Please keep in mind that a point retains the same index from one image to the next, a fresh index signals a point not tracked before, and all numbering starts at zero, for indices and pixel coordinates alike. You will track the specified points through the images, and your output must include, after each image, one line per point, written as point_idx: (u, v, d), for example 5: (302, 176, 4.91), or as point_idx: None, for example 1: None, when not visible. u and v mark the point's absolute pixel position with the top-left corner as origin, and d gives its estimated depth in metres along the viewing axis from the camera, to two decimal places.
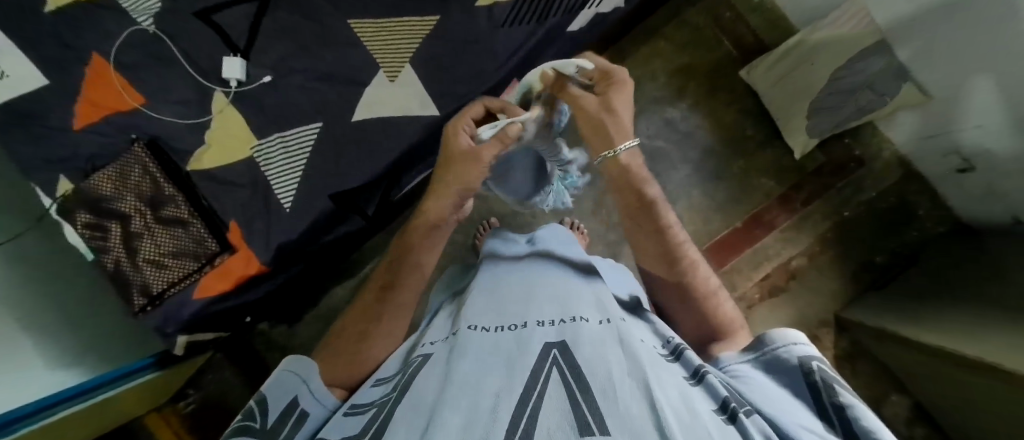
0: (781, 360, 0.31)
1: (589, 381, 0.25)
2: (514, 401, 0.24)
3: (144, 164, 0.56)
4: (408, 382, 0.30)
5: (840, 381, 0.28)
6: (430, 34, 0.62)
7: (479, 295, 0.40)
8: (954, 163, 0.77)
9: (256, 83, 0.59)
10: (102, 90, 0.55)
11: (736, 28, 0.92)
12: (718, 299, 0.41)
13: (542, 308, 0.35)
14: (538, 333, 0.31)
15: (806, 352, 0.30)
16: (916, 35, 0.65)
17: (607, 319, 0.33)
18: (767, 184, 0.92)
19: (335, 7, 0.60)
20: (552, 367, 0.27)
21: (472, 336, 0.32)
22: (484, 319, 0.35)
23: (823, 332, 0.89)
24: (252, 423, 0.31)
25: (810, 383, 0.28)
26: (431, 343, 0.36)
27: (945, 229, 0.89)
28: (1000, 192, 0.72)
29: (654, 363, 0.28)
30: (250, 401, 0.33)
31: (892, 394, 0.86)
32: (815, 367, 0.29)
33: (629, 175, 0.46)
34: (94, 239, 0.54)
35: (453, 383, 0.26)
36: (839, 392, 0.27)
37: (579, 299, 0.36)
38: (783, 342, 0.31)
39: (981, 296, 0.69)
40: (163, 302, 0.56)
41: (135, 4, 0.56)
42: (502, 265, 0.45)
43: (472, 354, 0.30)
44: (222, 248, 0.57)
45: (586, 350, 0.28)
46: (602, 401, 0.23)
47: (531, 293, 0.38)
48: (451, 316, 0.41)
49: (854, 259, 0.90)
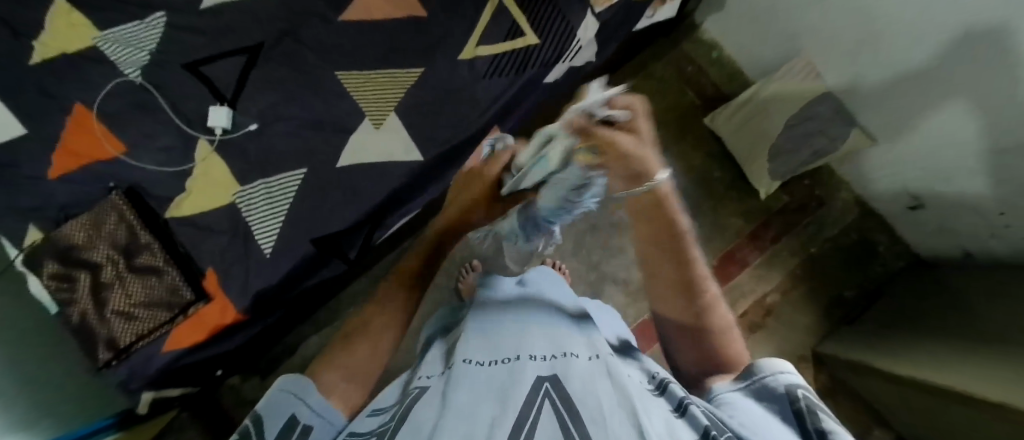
0: (766, 388, 0.30)
1: (580, 411, 0.25)
2: (505, 431, 0.24)
3: (121, 212, 0.55)
4: (407, 410, 0.30)
5: (825, 408, 0.27)
6: (415, 85, 0.64)
7: (476, 327, 0.39)
8: (904, 201, 0.83)
9: (242, 130, 0.60)
10: (83, 139, 0.55)
11: (698, 80, 1.00)
12: (723, 332, 0.37)
13: (533, 343, 0.35)
14: (530, 366, 0.31)
15: (792, 380, 0.29)
16: (862, 89, 0.72)
17: (597, 354, 0.33)
18: (737, 223, 0.96)
19: (323, 60, 0.62)
20: (543, 398, 0.27)
21: (467, 370, 0.32)
22: (478, 353, 0.35)
23: (803, 368, 0.90)
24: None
25: (794, 410, 0.27)
26: (427, 376, 0.36)
27: (904, 262, 0.94)
28: (950, 227, 0.77)
29: (642, 396, 0.28)
30: (245, 420, 0.32)
31: (875, 428, 0.88)
32: (800, 395, 0.28)
33: (658, 208, 0.39)
34: (61, 290, 0.53)
35: (448, 413, 0.26)
36: (822, 418, 0.26)
37: (567, 334, 0.36)
38: (768, 370, 0.30)
39: (945, 325, 0.73)
40: (130, 355, 0.53)
41: (123, 56, 0.58)
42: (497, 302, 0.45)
43: (467, 385, 0.30)
44: (196, 298, 0.55)
45: (577, 382, 0.28)
46: (592, 431, 0.24)
47: (524, 329, 0.38)
48: (446, 350, 0.40)
49: (825, 294, 0.94)
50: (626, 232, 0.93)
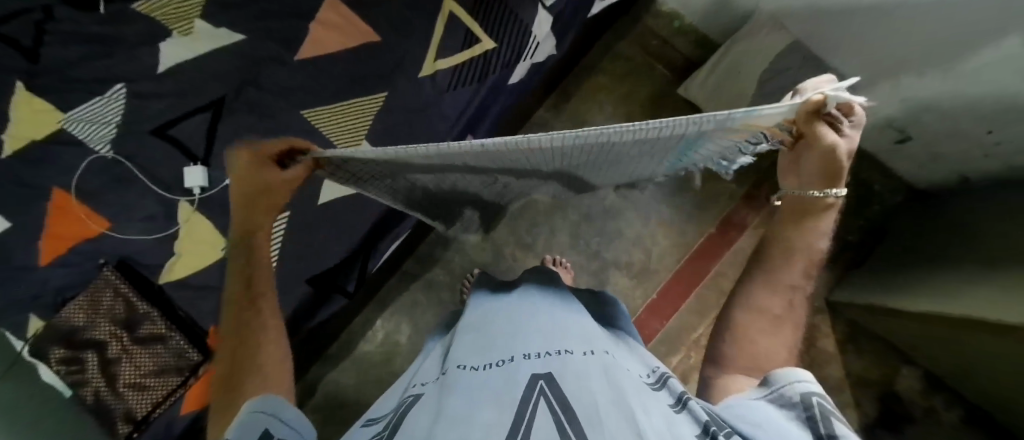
0: (782, 397, 0.29)
1: (576, 411, 0.25)
2: (503, 433, 0.24)
3: (115, 287, 0.56)
4: (399, 422, 0.29)
5: (837, 417, 0.27)
6: (381, 109, 0.64)
7: (467, 334, 0.40)
8: (891, 136, 0.82)
9: (220, 185, 0.60)
10: (65, 221, 0.55)
11: (665, 53, 0.99)
12: (784, 334, 0.36)
13: (528, 342, 0.35)
14: (524, 366, 0.31)
15: (808, 389, 0.29)
16: (825, 35, 0.72)
17: (591, 351, 0.34)
18: (729, 187, 0.95)
19: (285, 101, 0.62)
20: (539, 396, 0.27)
21: (461, 374, 0.32)
22: (471, 357, 0.35)
23: (820, 319, 0.90)
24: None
25: (808, 416, 0.27)
26: (422, 384, 0.36)
27: (902, 198, 0.93)
28: (942, 154, 0.77)
29: (639, 392, 0.29)
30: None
31: (902, 367, 0.87)
32: (815, 402, 0.28)
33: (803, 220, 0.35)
34: (71, 373, 0.54)
35: (442, 420, 0.26)
36: (834, 424, 0.26)
37: (562, 331, 0.37)
38: (785, 380, 0.30)
39: (953, 253, 0.72)
40: (150, 424, 0.55)
41: (90, 134, 0.57)
42: (492, 302, 0.45)
43: (461, 389, 0.29)
44: (203, 357, 0.58)
45: (571, 381, 0.28)
46: (590, 430, 0.23)
47: (518, 328, 0.38)
48: (441, 356, 0.41)
49: (829, 243, 0.93)
50: (620, 216, 0.93)
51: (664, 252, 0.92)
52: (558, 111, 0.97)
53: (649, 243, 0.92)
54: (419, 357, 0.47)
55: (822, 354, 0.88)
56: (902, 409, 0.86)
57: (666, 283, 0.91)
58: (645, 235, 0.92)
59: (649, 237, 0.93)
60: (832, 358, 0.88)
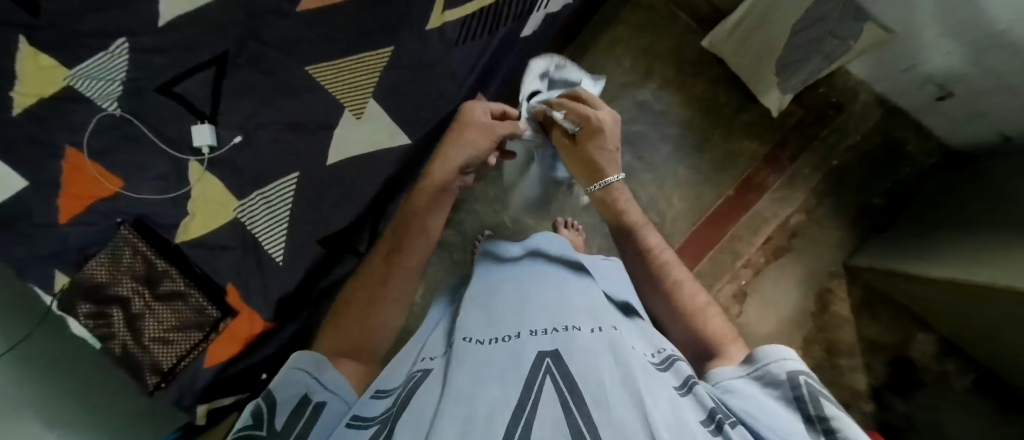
0: (770, 374, 0.31)
1: (582, 393, 0.25)
2: (510, 415, 0.24)
3: (134, 245, 0.57)
4: (408, 395, 0.30)
5: (826, 396, 0.29)
6: (388, 65, 0.62)
7: (473, 307, 0.40)
8: (931, 92, 0.77)
9: (228, 145, 0.59)
10: (80, 181, 0.56)
11: (689, 1, 0.92)
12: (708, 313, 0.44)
13: (535, 316, 0.35)
14: (531, 343, 0.31)
15: (795, 367, 0.30)
16: None
17: (600, 327, 0.33)
18: (750, 147, 0.91)
19: (289, 57, 0.60)
20: (545, 376, 0.27)
21: (467, 350, 0.32)
22: (478, 332, 0.35)
23: (835, 283, 0.89)
24: (258, 430, 0.30)
25: (796, 396, 0.29)
26: (431, 358, 0.36)
27: (936, 159, 0.88)
28: (983, 112, 0.71)
29: (646, 372, 0.28)
30: (259, 398, 0.33)
31: (917, 333, 0.86)
32: (802, 381, 0.30)
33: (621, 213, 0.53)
34: (99, 327, 0.56)
35: (447, 398, 0.26)
36: (825, 404, 0.28)
37: (569, 305, 0.36)
38: (772, 357, 0.32)
39: (985, 219, 0.68)
40: (175, 376, 0.57)
41: (98, 90, 0.56)
42: (500, 274, 0.45)
43: (467, 365, 0.30)
44: (223, 314, 0.59)
45: (578, 358, 0.28)
46: (597, 413, 0.24)
47: (525, 302, 0.37)
48: (449, 327, 0.41)
49: (852, 207, 0.90)
50: (634, 177, 0.90)
51: (678, 215, 0.91)
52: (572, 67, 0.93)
53: (664, 206, 0.90)
54: (428, 324, 0.47)
55: (834, 319, 0.88)
56: (913, 375, 0.85)
57: (681, 246, 0.90)
58: (659, 197, 0.91)
59: (663, 199, 0.91)
60: (845, 322, 0.88)
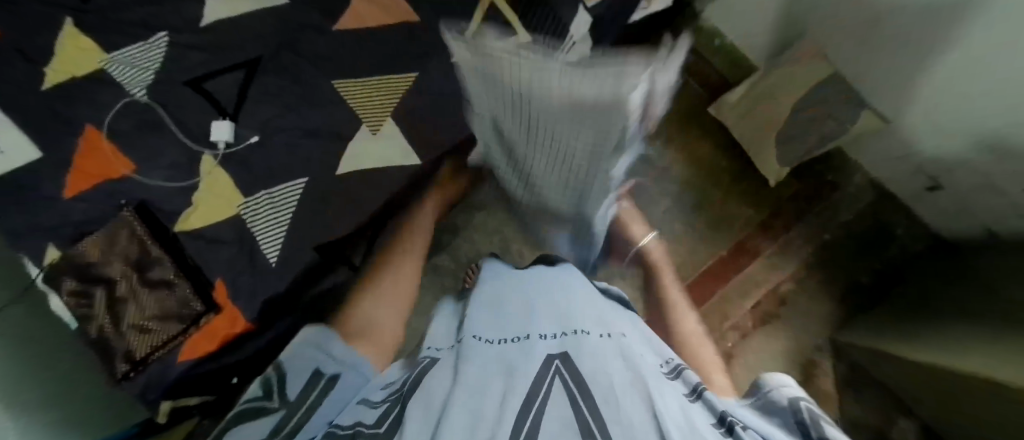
0: (772, 402, 0.31)
1: (592, 389, 0.25)
2: (519, 402, 0.23)
3: (133, 228, 0.57)
4: (416, 380, 0.30)
5: (825, 420, 0.27)
6: (410, 91, 0.65)
7: (480, 311, 0.39)
8: (921, 181, 0.80)
9: (245, 143, 0.61)
10: (95, 159, 0.57)
11: (699, 69, 0.98)
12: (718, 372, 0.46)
13: (541, 322, 0.35)
14: (540, 345, 0.31)
15: (794, 394, 0.30)
16: (880, 57, 0.68)
17: (608, 333, 0.33)
18: (746, 212, 0.94)
19: (320, 70, 0.63)
20: (555, 374, 0.27)
21: (476, 348, 0.32)
22: (488, 331, 0.35)
23: (820, 357, 0.89)
24: (270, 402, 0.38)
25: (798, 419, 0.28)
26: (436, 348, 0.36)
27: (925, 245, 0.91)
28: (970, 206, 0.75)
29: (655, 377, 0.28)
30: (269, 372, 0.43)
31: (899, 419, 0.85)
32: (803, 406, 0.29)
33: None
34: (80, 307, 0.55)
35: (455, 387, 0.26)
36: (824, 426, 0.26)
37: (576, 312, 0.36)
38: (773, 385, 0.32)
39: (971, 306, 0.70)
40: (146, 367, 0.56)
41: (130, 77, 0.59)
42: (504, 280, 0.45)
43: (477, 359, 0.30)
44: (206, 308, 0.58)
45: (588, 360, 0.28)
46: (604, 407, 0.23)
47: (532, 308, 0.37)
48: (452, 325, 0.41)
49: (841, 283, 0.91)
50: None
51: (671, 268, 0.92)
52: None
53: None
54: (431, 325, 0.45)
55: (818, 393, 0.87)
56: None
57: None
58: None
59: None
60: (830, 400, 0.87)
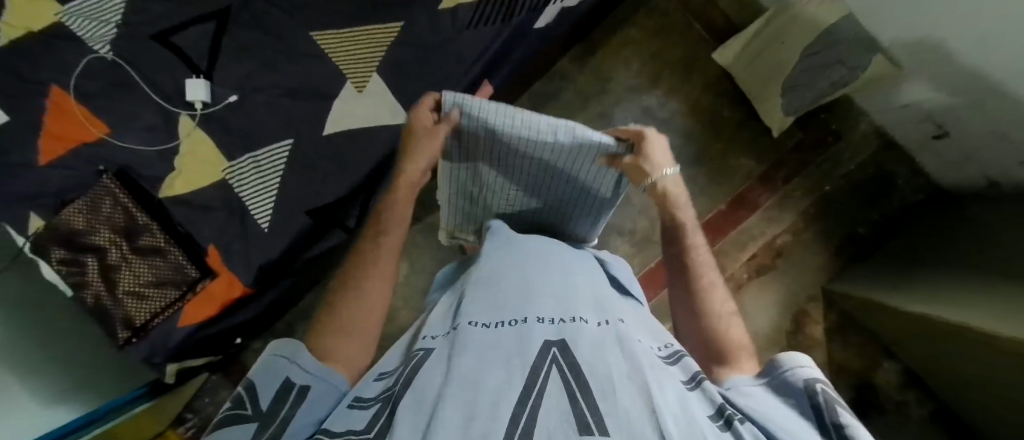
0: (786, 382, 0.30)
1: (590, 383, 0.25)
2: (513, 399, 0.24)
3: (115, 195, 0.55)
4: (411, 373, 0.30)
5: (841, 405, 0.27)
6: (396, 41, 0.61)
7: (478, 289, 0.39)
8: (928, 130, 0.78)
9: (222, 103, 0.58)
10: (65, 124, 0.53)
11: (705, 12, 0.92)
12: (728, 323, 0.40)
13: (540, 304, 0.35)
14: (537, 330, 0.31)
15: (811, 375, 0.29)
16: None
17: (605, 321, 0.33)
18: (746, 164, 0.92)
19: (296, 20, 0.58)
20: (551, 365, 0.27)
21: (472, 333, 0.31)
22: (482, 315, 0.34)
23: (812, 306, 0.91)
24: (243, 410, 0.29)
25: (812, 404, 0.28)
26: (432, 337, 0.36)
27: (924, 194, 0.90)
28: (974, 155, 0.73)
29: (653, 366, 0.28)
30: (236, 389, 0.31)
31: (883, 362, 0.89)
32: (819, 389, 0.28)
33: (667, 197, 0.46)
34: (72, 275, 0.54)
35: (453, 379, 0.26)
36: (839, 412, 0.27)
37: (577, 297, 0.36)
38: (788, 365, 0.31)
39: (965, 258, 0.70)
40: (148, 332, 0.57)
41: (89, 31, 0.53)
42: (504, 255, 0.44)
43: (472, 349, 0.29)
44: (202, 274, 0.57)
45: (585, 350, 0.28)
46: (602, 403, 0.23)
47: (530, 288, 0.37)
48: (449, 306, 0.40)
49: (838, 234, 0.91)
50: None
51: None
52: (583, 64, 0.91)
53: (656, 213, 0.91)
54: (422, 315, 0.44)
55: (807, 340, 0.89)
56: (874, 401, 0.88)
57: None
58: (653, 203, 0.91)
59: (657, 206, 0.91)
60: (818, 346, 0.90)
